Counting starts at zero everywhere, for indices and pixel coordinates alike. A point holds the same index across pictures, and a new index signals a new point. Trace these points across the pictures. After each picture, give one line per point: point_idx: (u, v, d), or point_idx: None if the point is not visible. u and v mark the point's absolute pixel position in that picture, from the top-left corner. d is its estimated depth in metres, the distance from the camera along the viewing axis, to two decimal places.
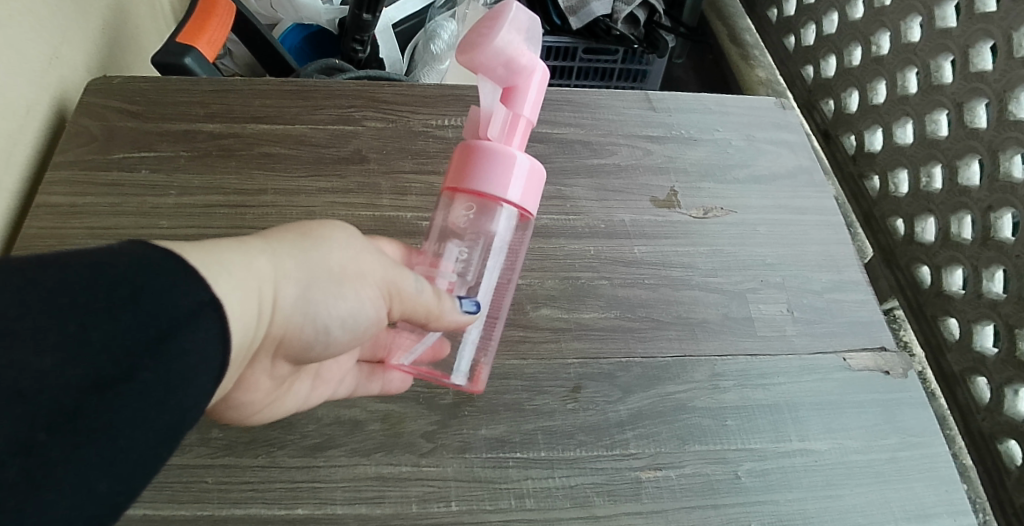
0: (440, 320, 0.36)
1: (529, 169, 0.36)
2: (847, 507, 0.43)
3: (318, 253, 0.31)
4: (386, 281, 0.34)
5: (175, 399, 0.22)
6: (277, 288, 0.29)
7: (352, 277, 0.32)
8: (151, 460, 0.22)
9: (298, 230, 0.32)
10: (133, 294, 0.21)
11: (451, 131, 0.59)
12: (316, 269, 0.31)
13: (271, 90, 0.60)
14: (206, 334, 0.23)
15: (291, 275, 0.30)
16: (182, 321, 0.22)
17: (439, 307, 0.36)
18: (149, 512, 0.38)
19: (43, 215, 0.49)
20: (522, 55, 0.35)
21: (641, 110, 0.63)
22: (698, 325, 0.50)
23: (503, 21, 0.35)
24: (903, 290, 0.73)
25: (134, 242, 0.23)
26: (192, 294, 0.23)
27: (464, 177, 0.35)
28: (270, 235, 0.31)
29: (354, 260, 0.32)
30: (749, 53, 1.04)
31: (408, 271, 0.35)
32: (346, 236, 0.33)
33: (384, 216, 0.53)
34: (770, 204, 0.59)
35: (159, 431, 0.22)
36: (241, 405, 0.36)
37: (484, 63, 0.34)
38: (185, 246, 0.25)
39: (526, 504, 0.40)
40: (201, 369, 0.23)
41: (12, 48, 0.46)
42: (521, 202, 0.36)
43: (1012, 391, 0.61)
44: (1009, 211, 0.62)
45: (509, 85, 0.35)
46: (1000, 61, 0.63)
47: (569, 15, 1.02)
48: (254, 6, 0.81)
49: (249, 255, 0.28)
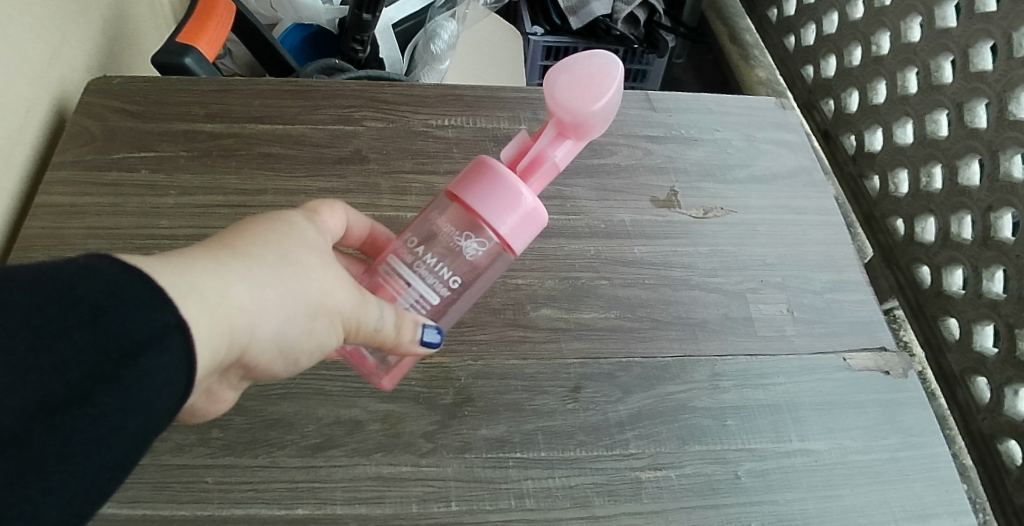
0: (399, 347, 0.35)
1: (532, 216, 0.35)
2: (846, 506, 0.43)
3: (296, 279, 0.30)
4: (355, 310, 0.33)
5: (131, 422, 0.22)
6: (251, 316, 0.29)
7: (323, 309, 0.32)
8: (105, 478, 0.22)
9: (278, 247, 0.31)
10: (91, 315, 0.21)
11: (451, 131, 0.59)
12: (293, 298, 0.30)
13: (271, 90, 0.60)
14: (168, 357, 0.23)
15: (269, 301, 0.29)
16: (143, 345, 0.22)
17: (401, 337, 0.34)
18: (148, 513, 0.38)
19: (42, 216, 0.49)
20: (597, 126, 0.35)
21: (640, 111, 0.64)
22: (698, 325, 0.50)
23: (606, 87, 0.34)
24: (902, 290, 0.73)
25: (100, 258, 0.22)
26: (157, 316, 0.22)
27: (470, 190, 0.34)
28: (246, 250, 0.29)
29: (328, 292, 0.32)
30: (749, 53, 1.05)
31: (376, 302, 0.34)
32: (322, 263, 0.32)
33: (384, 216, 0.53)
34: (769, 204, 0.59)
35: (114, 454, 0.22)
36: (203, 410, 0.36)
37: (562, 109, 0.34)
38: (161, 271, 0.25)
39: (526, 504, 0.40)
40: (163, 391, 0.23)
41: (12, 49, 0.46)
42: (510, 245, 0.35)
43: (1012, 391, 0.61)
44: (1009, 211, 0.62)
45: (564, 137, 0.35)
46: (1000, 60, 0.63)
47: (569, 14, 1.03)
48: (253, 6, 0.81)
49: (224, 278, 0.27)
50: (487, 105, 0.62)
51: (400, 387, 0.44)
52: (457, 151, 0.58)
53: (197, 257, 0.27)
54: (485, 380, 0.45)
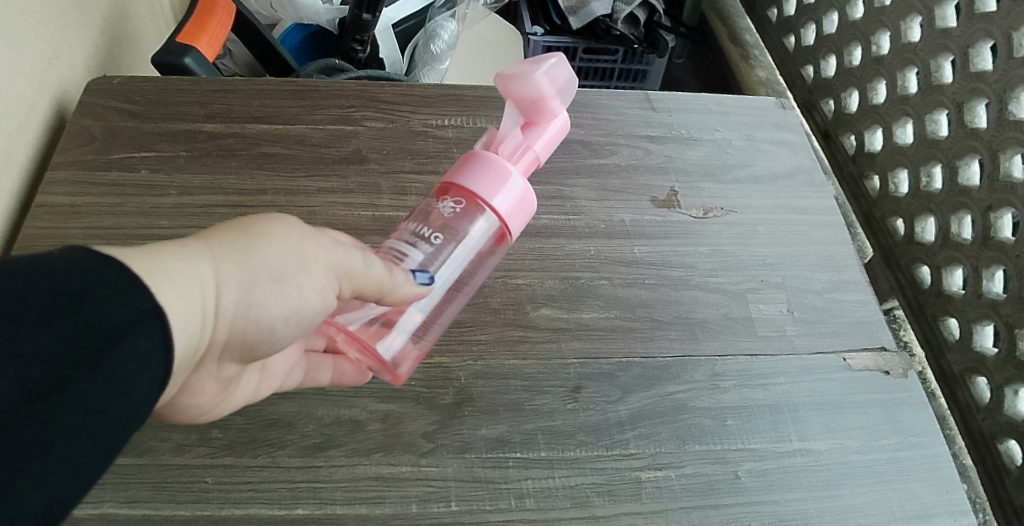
0: (394, 296, 0.35)
1: (520, 190, 0.37)
2: (846, 506, 0.42)
3: (259, 251, 0.31)
4: (331, 267, 0.33)
5: (114, 409, 0.22)
6: (220, 289, 0.29)
7: (297, 270, 0.32)
8: (89, 469, 0.22)
9: (239, 227, 0.31)
10: (70, 304, 0.21)
11: (451, 131, 0.59)
12: (258, 267, 0.30)
13: (271, 90, 0.60)
14: (147, 342, 0.23)
15: (236, 275, 0.30)
16: (122, 330, 0.22)
17: (391, 283, 0.34)
18: (148, 513, 0.38)
19: (42, 215, 0.49)
20: (554, 101, 0.38)
21: (640, 111, 0.64)
22: (698, 325, 0.50)
23: (547, 64, 0.38)
24: (902, 290, 0.73)
25: (74, 248, 0.23)
26: (134, 303, 0.23)
27: (458, 173, 0.37)
28: (209, 237, 0.30)
29: (297, 253, 0.31)
30: (749, 53, 1.05)
31: (354, 250, 0.33)
32: (288, 229, 0.32)
33: (384, 216, 0.52)
34: (769, 204, 0.59)
35: (97, 442, 0.22)
36: (188, 408, 0.36)
37: (515, 96, 0.38)
38: (127, 252, 0.25)
39: (526, 504, 0.40)
40: (142, 376, 0.23)
41: (12, 48, 0.46)
42: (507, 219, 0.37)
43: (1011, 390, 0.60)
44: (1009, 211, 0.62)
45: (531, 120, 0.39)
46: (1000, 60, 0.63)
47: (569, 14, 1.03)
48: (253, 7, 0.81)
49: (189, 259, 0.28)
50: (487, 105, 0.62)
51: (400, 387, 0.44)
52: (457, 151, 0.58)
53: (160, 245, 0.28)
54: (485, 380, 0.45)
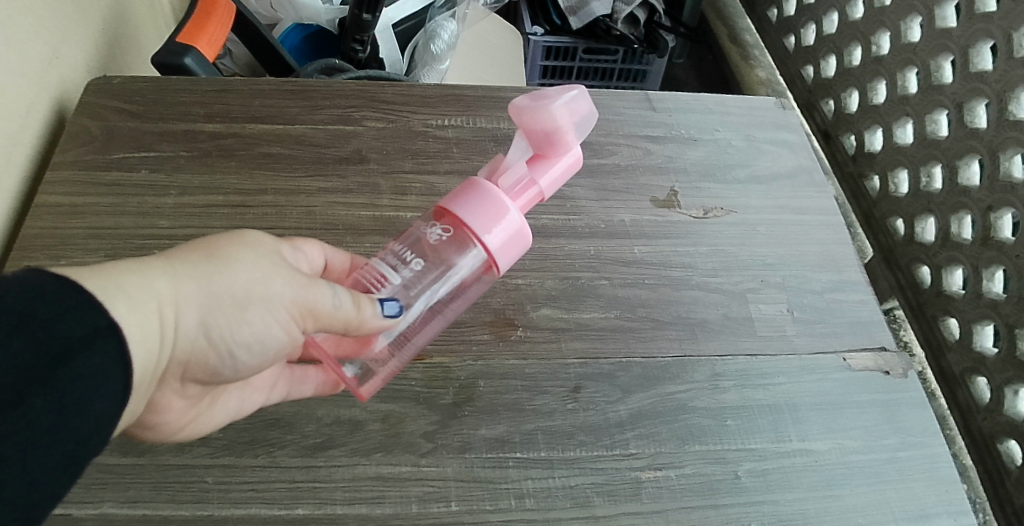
0: (362, 328, 0.34)
1: (516, 227, 0.35)
2: (846, 506, 0.42)
3: (220, 274, 0.31)
4: (299, 301, 0.33)
5: (72, 425, 0.23)
6: (177, 311, 0.29)
7: (258, 299, 0.32)
8: (47, 484, 0.23)
9: (206, 249, 0.32)
10: (22, 323, 0.22)
11: (451, 131, 0.59)
12: (218, 291, 0.31)
13: (271, 90, 0.60)
14: (103, 359, 0.24)
15: (192, 295, 0.30)
16: (76, 347, 0.23)
17: (359, 316, 0.34)
18: (149, 512, 0.38)
19: (43, 216, 0.49)
20: (568, 133, 0.37)
21: (641, 111, 0.64)
22: (698, 325, 0.50)
23: (569, 95, 0.37)
24: (902, 290, 0.73)
25: (29, 270, 0.24)
26: (88, 320, 0.24)
27: (456, 203, 0.35)
28: (172, 255, 0.31)
29: (260, 282, 0.32)
30: (749, 53, 1.05)
31: (325, 284, 0.33)
32: (255, 256, 0.32)
33: (384, 216, 0.52)
34: (769, 204, 0.59)
35: (60, 455, 0.23)
36: (157, 426, 0.36)
37: (528, 124, 0.37)
38: (82, 271, 0.26)
39: (526, 504, 0.40)
40: (100, 392, 0.24)
41: (12, 49, 0.46)
42: (496, 252, 0.35)
43: (1012, 391, 0.60)
44: (1009, 211, 0.62)
45: (540, 153, 0.38)
46: (1000, 61, 0.63)
47: (569, 15, 1.03)
48: (254, 6, 0.81)
49: (146, 276, 0.29)
50: (487, 105, 0.62)
51: (400, 388, 0.44)
52: (457, 151, 0.58)
53: (121, 262, 0.29)
54: (485, 380, 0.45)
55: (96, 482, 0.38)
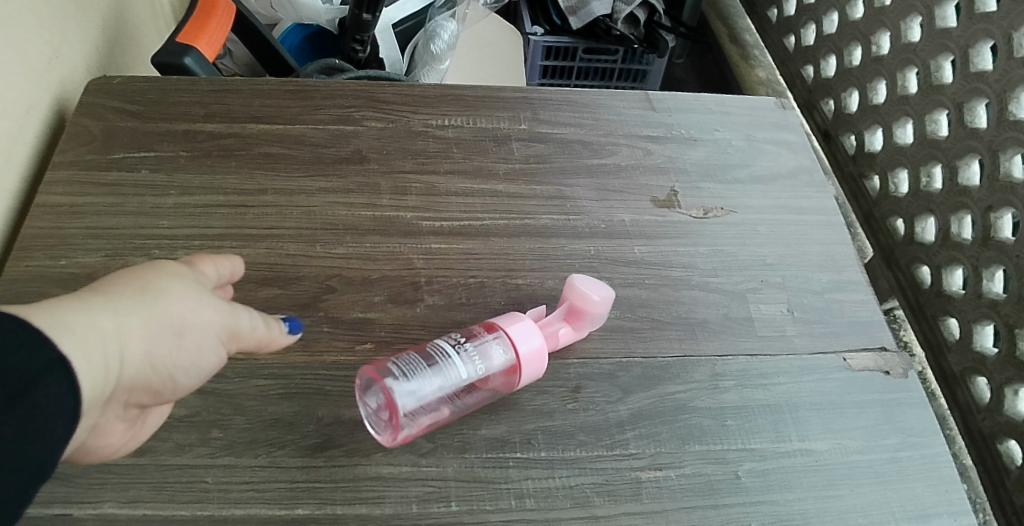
0: (260, 346, 0.37)
1: None
2: (847, 506, 0.42)
3: (159, 305, 0.31)
4: (227, 326, 0.34)
5: (35, 448, 0.23)
6: (125, 346, 0.29)
7: (194, 325, 0.32)
8: (14, 504, 0.22)
9: (127, 283, 0.31)
10: None
11: (451, 131, 0.59)
12: (162, 321, 0.30)
13: (271, 90, 0.60)
14: (59, 386, 0.24)
15: (137, 330, 0.29)
16: (33, 376, 0.23)
17: (267, 334, 0.37)
18: (148, 512, 0.38)
19: (43, 216, 0.49)
20: None
21: (641, 110, 0.64)
22: (698, 325, 0.50)
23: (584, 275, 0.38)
24: (902, 290, 0.73)
25: None
26: (38, 351, 0.24)
27: None
28: (103, 292, 0.30)
29: (195, 309, 0.32)
30: (749, 53, 1.06)
31: (241, 309, 0.35)
32: (181, 284, 0.32)
33: (384, 216, 0.52)
34: (769, 204, 0.59)
35: (23, 477, 0.23)
36: (96, 450, 0.34)
37: None
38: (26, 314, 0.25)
39: (526, 504, 0.40)
40: (60, 416, 0.24)
41: (10, 48, 0.46)
42: None
43: (1011, 391, 0.60)
44: (1009, 211, 0.62)
45: None
46: (1000, 60, 0.63)
47: (569, 15, 1.03)
48: (254, 6, 0.81)
49: (89, 313, 0.27)
50: (487, 105, 0.62)
51: None
52: (457, 151, 0.58)
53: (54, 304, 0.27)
54: None
55: (96, 482, 0.38)
